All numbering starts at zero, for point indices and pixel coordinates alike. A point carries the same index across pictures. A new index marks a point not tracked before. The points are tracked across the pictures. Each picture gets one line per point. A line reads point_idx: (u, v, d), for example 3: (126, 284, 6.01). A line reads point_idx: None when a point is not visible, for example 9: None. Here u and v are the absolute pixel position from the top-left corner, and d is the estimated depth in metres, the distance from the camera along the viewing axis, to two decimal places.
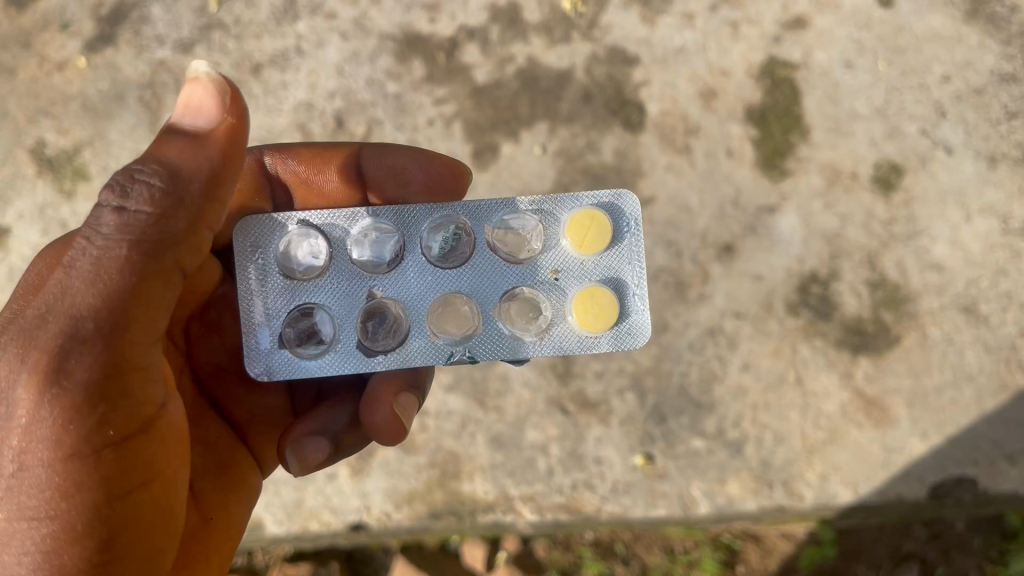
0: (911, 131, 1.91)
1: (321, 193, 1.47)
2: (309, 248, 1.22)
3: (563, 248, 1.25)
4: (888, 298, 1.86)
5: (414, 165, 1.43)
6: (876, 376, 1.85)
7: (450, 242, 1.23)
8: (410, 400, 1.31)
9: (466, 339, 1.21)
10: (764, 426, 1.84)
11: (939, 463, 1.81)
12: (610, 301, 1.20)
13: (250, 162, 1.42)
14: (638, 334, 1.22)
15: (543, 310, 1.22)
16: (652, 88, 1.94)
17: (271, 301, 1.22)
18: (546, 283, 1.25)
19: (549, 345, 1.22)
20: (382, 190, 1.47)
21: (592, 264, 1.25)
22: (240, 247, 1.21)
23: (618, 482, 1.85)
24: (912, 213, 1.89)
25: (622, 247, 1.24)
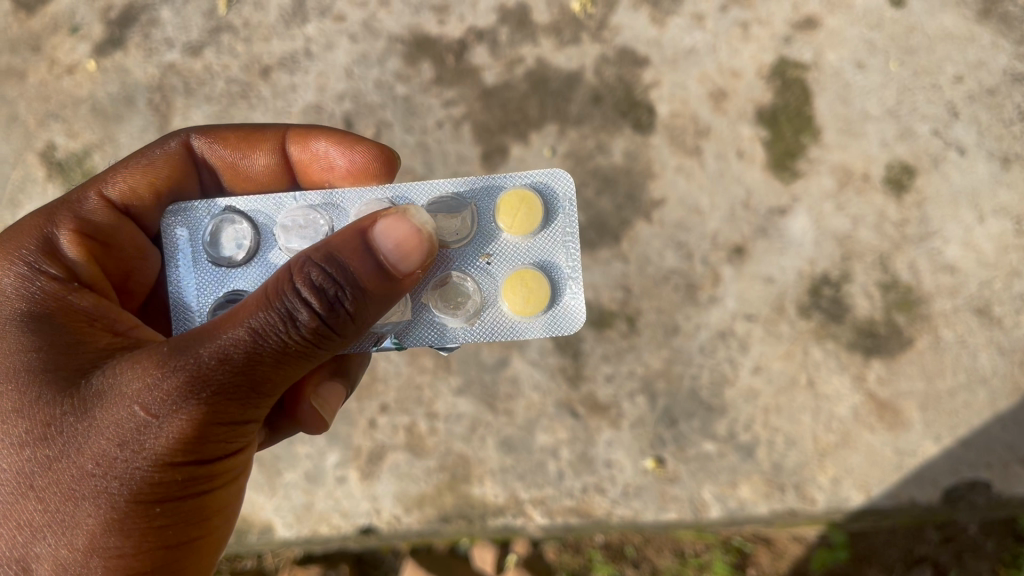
0: (923, 131, 1.88)
1: (249, 174, 1.43)
2: (233, 234, 1.18)
3: (494, 231, 1.20)
4: (900, 300, 1.84)
5: (339, 152, 1.40)
6: (889, 378, 1.83)
7: None
8: (332, 389, 1.36)
9: (396, 324, 1.17)
10: (776, 429, 1.84)
11: (952, 466, 1.80)
12: (541, 285, 1.16)
13: (176, 146, 1.36)
14: (572, 319, 1.19)
15: (473, 295, 1.17)
16: (661, 89, 1.93)
17: (198, 288, 1.19)
18: (476, 266, 1.20)
19: (478, 330, 1.18)
20: (310, 174, 1.43)
21: (525, 246, 1.20)
22: (169, 234, 1.22)
23: (628, 485, 1.84)
24: (924, 214, 1.87)
25: (555, 228, 1.20)
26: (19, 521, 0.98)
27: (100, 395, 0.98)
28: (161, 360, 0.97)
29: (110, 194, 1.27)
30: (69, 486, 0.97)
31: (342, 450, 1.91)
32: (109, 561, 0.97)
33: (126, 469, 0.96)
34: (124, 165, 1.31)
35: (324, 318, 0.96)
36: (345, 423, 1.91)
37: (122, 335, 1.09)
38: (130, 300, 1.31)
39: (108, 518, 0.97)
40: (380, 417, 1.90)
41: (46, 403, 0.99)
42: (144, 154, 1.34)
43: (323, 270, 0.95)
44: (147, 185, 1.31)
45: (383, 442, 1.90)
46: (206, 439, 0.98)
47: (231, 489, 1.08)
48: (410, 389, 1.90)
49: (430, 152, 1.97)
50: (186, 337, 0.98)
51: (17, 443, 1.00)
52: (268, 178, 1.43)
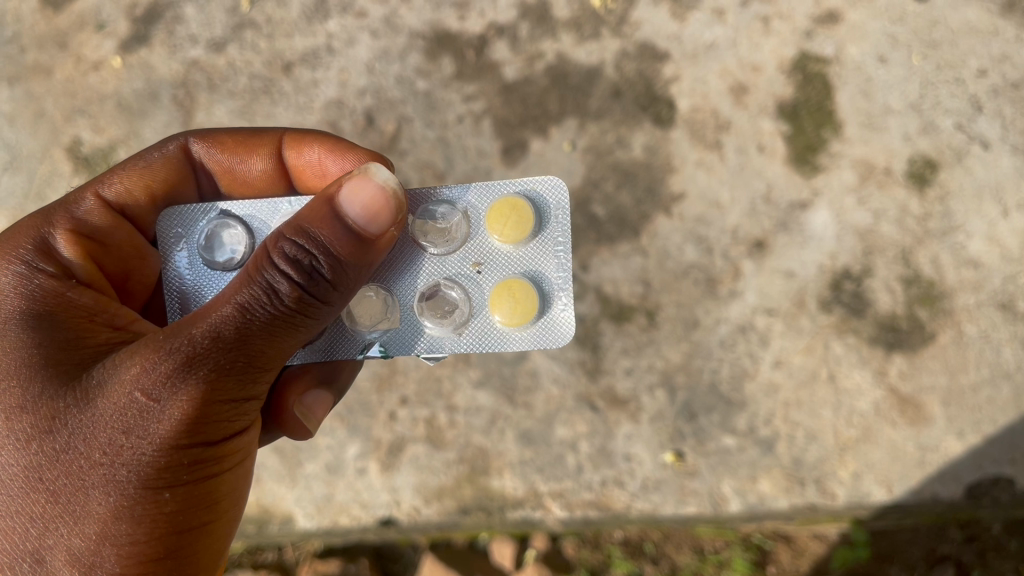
0: (946, 125, 1.87)
1: (246, 180, 1.43)
2: (228, 239, 1.18)
3: (486, 239, 1.20)
4: (922, 295, 1.83)
5: (332, 158, 1.39)
6: (911, 373, 1.82)
7: None
8: (320, 397, 1.35)
9: (383, 331, 1.20)
10: (796, 424, 1.83)
11: (975, 462, 1.78)
12: (529, 295, 1.16)
13: (173, 150, 1.36)
14: (560, 332, 1.19)
15: (460, 304, 1.18)
16: (681, 84, 1.93)
17: (194, 292, 1.21)
18: (466, 275, 1.21)
19: (466, 340, 1.20)
20: (305, 180, 1.42)
21: (515, 255, 1.20)
22: (167, 238, 1.23)
23: (648, 478, 1.84)
24: (947, 208, 1.85)
25: (546, 237, 1.20)
26: (32, 514, 0.99)
27: (100, 385, 1.00)
28: (155, 347, 0.98)
29: (107, 195, 1.29)
30: (78, 475, 0.98)
31: (362, 442, 1.92)
32: (123, 548, 0.98)
33: (132, 455, 0.97)
34: (122, 167, 1.32)
35: (305, 288, 0.99)
36: (365, 416, 1.92)
37: (122, 329, 1.13)
38: (131, 299, 1.33)
39: (118, 505, 0.98)
40: (400, 410, 1.91)
41: (49, 397, 1.01)
42: (143, 158, 1.35)
43: (297, 243, 0.98)
44: (142, 187, 1.32)
45: (402, 434, 1.90)
46: (207, 419, 1.00)
47: (237, 474, 1.09)
48: (430, 382, 1.91)
49: (450, 147, 1.98)
50: (177, 322, 1.00)
51: (24, 439, 1.01)
52: (264, 183, 1.43)
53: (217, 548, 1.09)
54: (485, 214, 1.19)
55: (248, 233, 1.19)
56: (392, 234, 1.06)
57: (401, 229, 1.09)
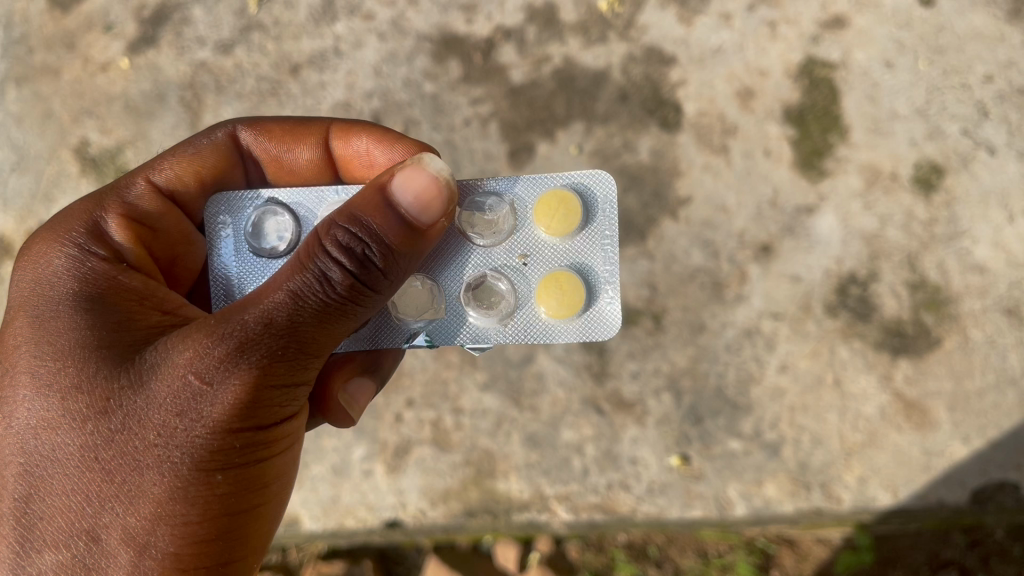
0: (953, 131, 1.87)
1: (293, 169, 1.43)
2: (275, 226, 1.19)
3: (533, 231, 1.21)
4: (928, 300, 1.83)
5: (379, 148, 1.38)
6: (916, 378, 1.82)
7: None
8: (361, 386, 1.35)
9: (428, 321, 1.19)
10: (802, 428, 1.83)
11: (980, 467, 1.78)
12: (576, 286, 1.16)
13: (222, 138, 1.37)
14: (607, 325, 1.19)
15: (506, 295, 1.18)
16: (688, 88, 1.93)
17: (239, 282, 1.21)
18: (512, 268, 1.21)
19: (511, 331, 1.19)
20: (353, 170, 1.42)
21: (562, 248, 1.21)
22: (213, 224, 1.24)
23: (654, 482, 1.84)
24: (954, 213, 1.86)
25: (593, 230, 1.20)
26: (88, 494, 0.99)
27: (154, 368, 1.00)
28: (210, 331, 0.98)
29: (158, 181, 1.29)
30: (133, 457, 0.98)
31: (369, 444, 1.92)
32: (176, 529, 0.98)
33: (186, 438, 0.97)
34: (172, 153, 1.32)
35: (357, 275, 0.99)
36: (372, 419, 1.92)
37: (171, 313, 1.13)
38: (177, 284, 1.34)
39: (171, 487, 0.97)
40: (406, 412, 1.91)
41: (103, 377, 1.01)
42: (192, 144, 1.35)
43: (349, 230, 0.99)
44: (191, 174, 1.32)
45: (409, 436, 1.91)
46: (259, 403, 1.00)
47: (284, 458, 1.10)
48: (437, 384, 1.91)
49: (457, 150, 1.98)
50: (229, 306, 1.00)
51: (79, 419, 1.00)
52: (311, 172, 1.43)
53: (262, 531, 1.10)
54: (533, 206, 1.20)
55: (295, 220, 1.20)
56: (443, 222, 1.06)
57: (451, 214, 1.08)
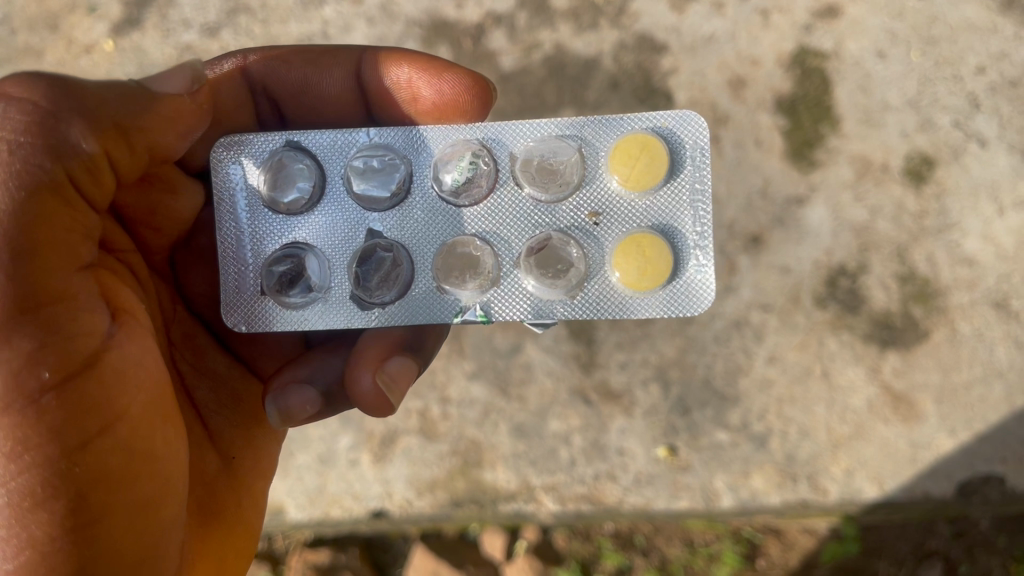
0: (944, 122, 1.88)
1: (319, 102, 1.40)
2: (295, 174, 1.15)
3: (608, 184, 1.16)
4: (917, 292, 1.83)
5: (420, 78, 1.35)
6: (904, 371, 1.81)
7: (465, 174, 1.14)
8: (402, 367, 1.19)
9: (480, 295, 1.15)
10: (789, 420, 1.82)
11: (966, 459, 1.78)
12: (660, 250, 1.10)
13: (231, 70, 1.35)
14: (694, 295, 1.12)
15: (578, 258, 1.13)
16: (680, 76, 1.92)
17: (253, 238, 1.17)
18: (582, 227, 1.16)
19: (581, 304, 1.14)
20: (387, 106, 1.40)
21: (643, 204, 1.15)
22: (219, 168, 1.16)
23: (641, 472, 1.83)
24: (944, 205, 1.87)
25: (679, 183, 1.14)
26: None
27: None
28: None
29: None
30: None
31: (355, 433, 1.91)
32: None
33: None
34: None
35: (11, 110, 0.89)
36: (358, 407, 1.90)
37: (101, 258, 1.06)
38: (158, 236, 1.20)
39: None
40: None
41: None
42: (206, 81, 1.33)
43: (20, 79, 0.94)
44: None
45: (395, 426, 1.90)
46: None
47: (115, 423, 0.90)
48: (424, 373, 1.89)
49: None
50: None
51: None
52: (340, 103, 1.40)
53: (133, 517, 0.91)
54: (606, 155, 1.15)
55: (317, 167, 1.17)
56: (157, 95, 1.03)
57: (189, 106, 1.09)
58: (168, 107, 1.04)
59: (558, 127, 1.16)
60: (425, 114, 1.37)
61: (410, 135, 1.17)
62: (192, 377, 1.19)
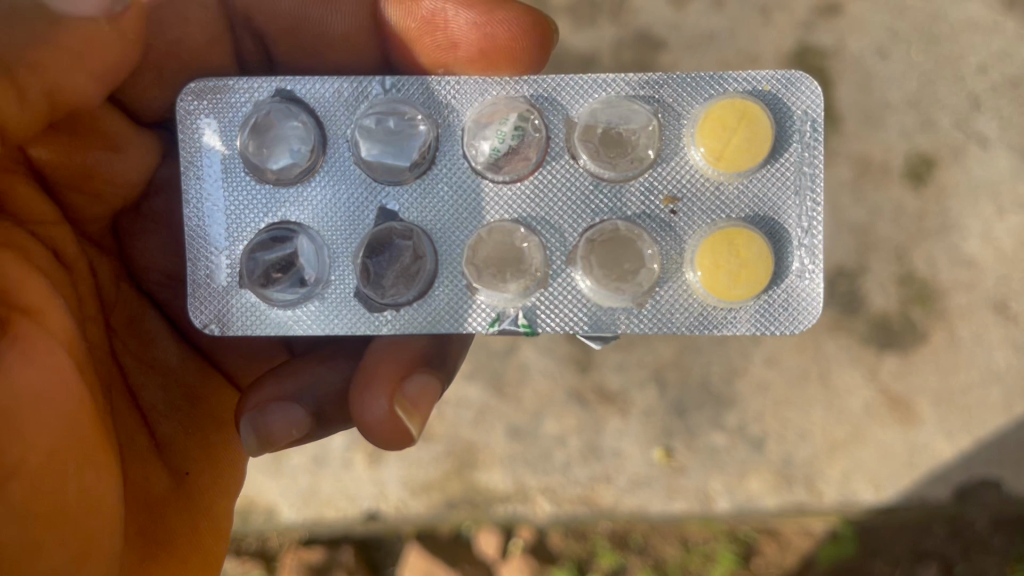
0: (945, 123, 1.87)
1: (322, 39, 1.26)
2: (291, 133, 1.02)
3: (688, 160, 1.03)
4: (916, 294, 1.82)
5: (458, 15, 1.22)
6: (903, 373, 1.80)
7: (508, 143, 1.01)
8: (420, 389, 1.11)
9: (516, 298, 1.02)
10: (787, 422, 1.80)
11: (963, 463, 1.78)
12: (758, 246, 0.99)
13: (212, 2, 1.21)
14: (804, 304, 1.02)
15: (647, 248, 1.01)
16: None
17: (239, 212, 1.04)
18: (656, 215, 1.04)
19: (648, 313, 1.03)
20: (408, 45, 1.25)
21: (733, 188, 1.03)
22: (187, 118, 1.03)
23: (637, 474, 1.82)
24: (945, 207, 1.85)
25: (779, 165, 1.02)
26: None
27: None
28: None
29: None
30: None
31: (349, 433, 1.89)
32: None
33: None
34: None
35: None
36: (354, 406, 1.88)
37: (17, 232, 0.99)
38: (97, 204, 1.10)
39: None
40: None
41: None
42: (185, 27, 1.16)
43: None
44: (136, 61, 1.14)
45: None
46: None
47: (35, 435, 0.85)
48: None
49: None
50: None
51: None
52: (351, 42, 1.26)
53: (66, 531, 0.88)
54: (691, 123, 1.02)
55: (317, 124, 1.04)
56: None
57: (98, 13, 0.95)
58: (74, 37, 0.92)
59: (629, 87, 1.04)
60: (468, 61, 1.23)
61: (454, 88, 1.04)
62: (135, 370, 1.11)
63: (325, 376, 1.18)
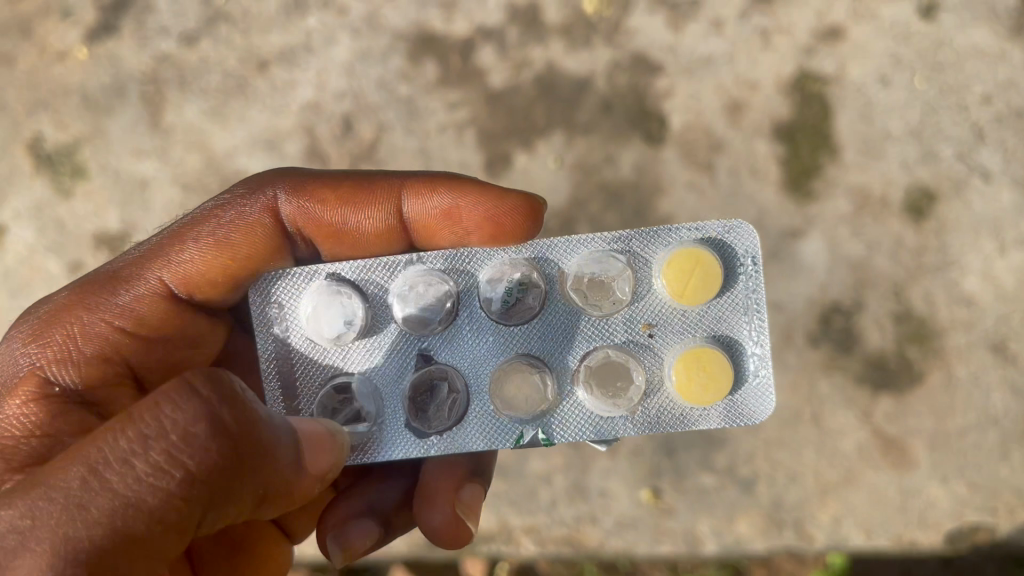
0: (947, 154, 1.81)
1: (353, 235, 1.23)
2: (342, 309, 1.06)
3: (658, 296, 1.08)
4: (912, 332, 1.78)
5: (475, 206, 1.17)
6: (898, 415, 1.75)
7: (514, 295, 1.07)
8: (474, 493, 1.22)
9: (540, 414, 1.07)
10: (777, 464, 1.75)
11: (957, 509, 1.73)
12: (722, 364, 1.03)
13: (260, 214, 1.19)
14: (757, 404, 1.06)
15: (636, 376, 1.06)
16: (675, 99, 1.85)
17: (298, 369, 1.09)
18: (637, 341, 1.08)
19: (642, 419, 1.07)
20: (437, 235, 1.22)
21: (696, 314, 1.08)
22: (257, 301, 1.08)
23: (623, 516, 1.77)
24: (944, 241, 1.81)
25: (732, 294, 1.07)
26: None
27: None
28: None
29: (172, 283, 1.14)
30: None
31: None
32: None
33: None
34: (194, 232, 1.16)
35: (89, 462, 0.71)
36: None
37: None
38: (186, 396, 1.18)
39: None
40: None
41: None
42: (236, 245, 1.16)
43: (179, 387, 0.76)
44: (217, 269, 1.16)
45: None
46: None
47: None
48: None
49: (431, 158, 1.88)
50: None
51: None
52: (381, 239, 1.23)
53: None
54: (658, 268, 1.07)
55: (360, 293, 1.10)
56: (284, 469, 0.83)
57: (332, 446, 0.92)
58: (310, 447, 0.89)
59: (605, 241, 1.08)
60: (474, 231, 1.16)
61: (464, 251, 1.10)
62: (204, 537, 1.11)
63: (382, 494, 1.27)
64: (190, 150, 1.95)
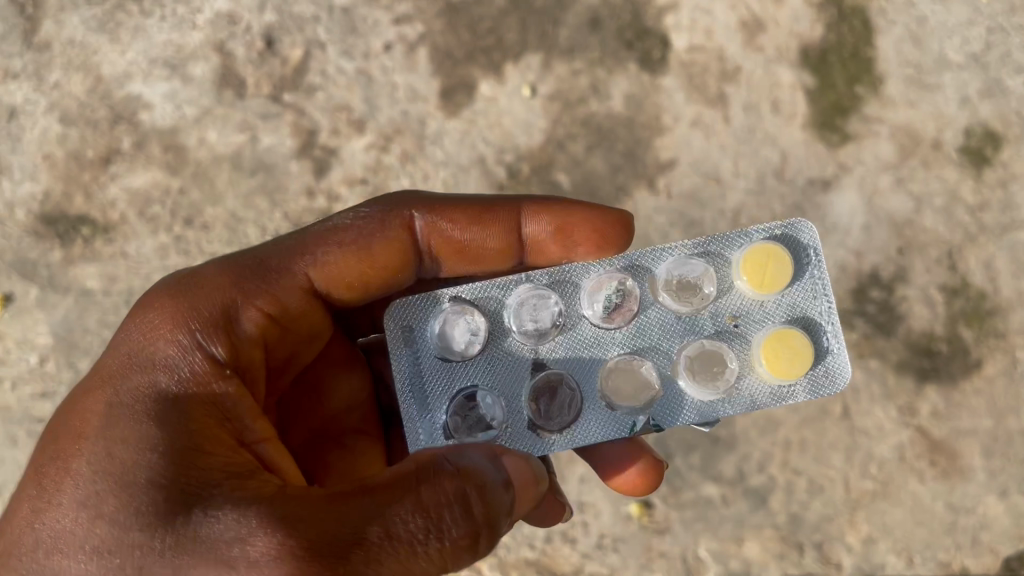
0: (1016, 86, 1.46)
1: (478, 261, 1.06)
2: (465, 327, 0.94)
3: (738, 292, 0.96)
4: (968, 310, 1.43)
5: (586, 213, 1.05)
6: (947, 413, 1.40)
7: (614, 299, 0.95)
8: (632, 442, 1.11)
9: (645, 410, 0.93)
10: (797, 471, 1.39)
11: (1019, 531, 1.38)
12: (805, 343, 0.91)
13: (397, 228, 1.00)
14: (835, 376, 0.93)
15: (728, 362, 0.93)
16: (680, 14, 1.49)
17: (432, 387, 0.94)
18: (723, 335, 0.96)
19: (737, 407, 0.94)
20: (544, 255, 1.07)
21: (774, 304, 0.95)
22: (399, 326, 0.94)
23: (603, 535, 1.39)
24: (1009, 197, 1.45)
25: (805, 279, 0.95)
26: None
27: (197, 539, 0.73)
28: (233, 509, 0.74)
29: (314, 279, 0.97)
30: None
31: None
32: None
33: None
34: (323, 241, 0.97)
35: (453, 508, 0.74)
36: None
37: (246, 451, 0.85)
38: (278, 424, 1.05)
39: None
40: None
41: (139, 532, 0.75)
42: (369, 242, 0.98)
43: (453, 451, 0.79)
44: (355, 275, 0.98)
45: None
46: None
47: None
48: None
49: (373, 84, 1.50)
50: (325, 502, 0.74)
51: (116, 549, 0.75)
52: (491, 264, 1.06)
53: None
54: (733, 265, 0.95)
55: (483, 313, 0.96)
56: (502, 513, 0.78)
57: (535, 495, 0.84)
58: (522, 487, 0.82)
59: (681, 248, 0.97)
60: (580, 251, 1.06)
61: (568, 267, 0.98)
62: None
63: None
64: (70, 71, 1.53)
